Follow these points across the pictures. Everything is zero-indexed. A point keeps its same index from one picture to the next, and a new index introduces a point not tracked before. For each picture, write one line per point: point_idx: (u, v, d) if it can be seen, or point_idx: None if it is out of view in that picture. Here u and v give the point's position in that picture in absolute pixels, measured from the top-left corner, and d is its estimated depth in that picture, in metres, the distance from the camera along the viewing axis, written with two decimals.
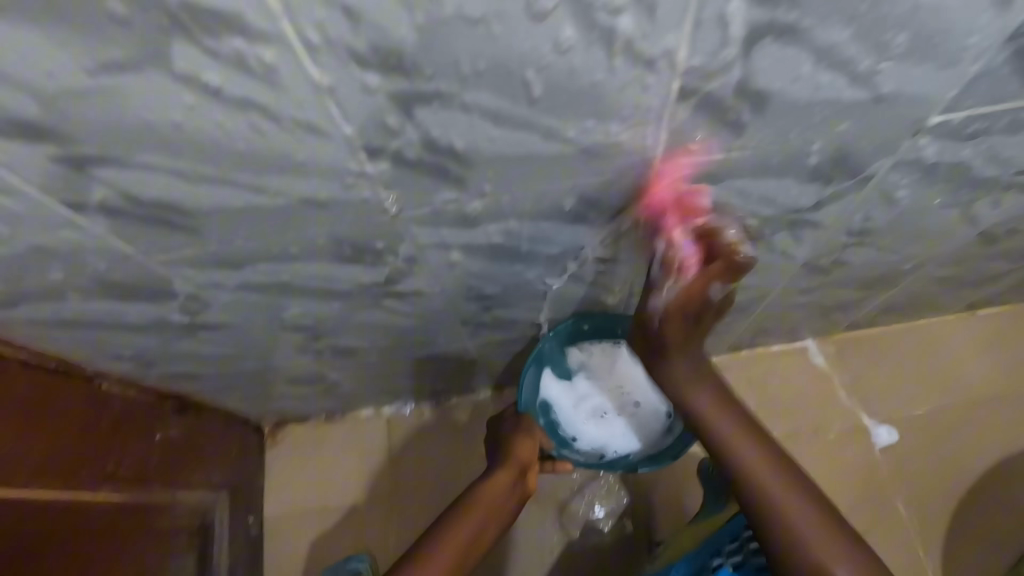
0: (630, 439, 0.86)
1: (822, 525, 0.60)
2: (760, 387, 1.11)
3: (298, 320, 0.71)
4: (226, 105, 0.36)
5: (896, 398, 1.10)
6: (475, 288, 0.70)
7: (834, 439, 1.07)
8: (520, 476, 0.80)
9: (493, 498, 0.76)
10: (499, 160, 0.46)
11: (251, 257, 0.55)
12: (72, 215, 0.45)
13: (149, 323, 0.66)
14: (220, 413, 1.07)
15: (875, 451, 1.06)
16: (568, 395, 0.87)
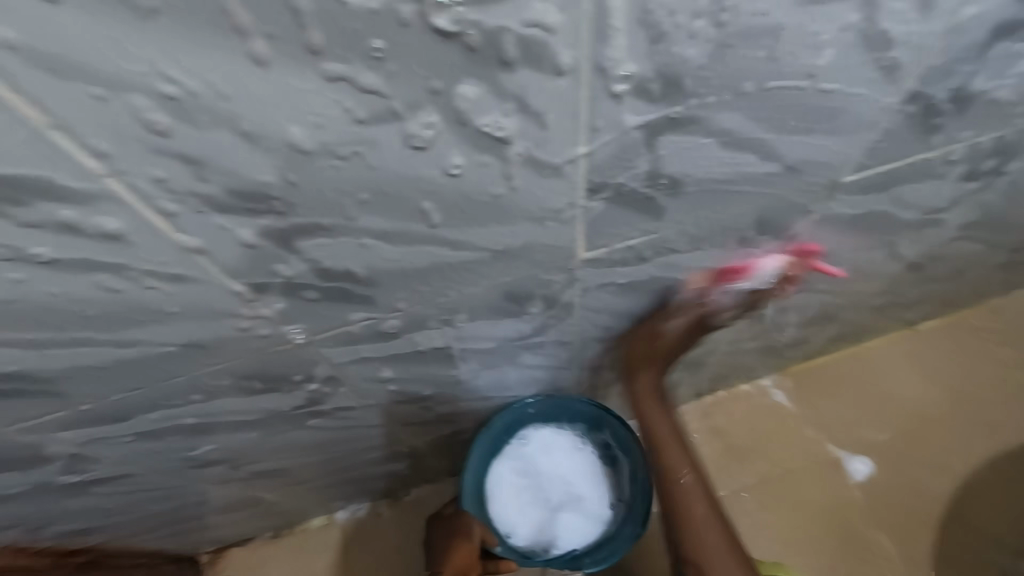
0: (572, 533, 0.79)
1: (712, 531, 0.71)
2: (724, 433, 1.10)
3: (213, 455, 0.62)
4: (60, 273, 0.31)
5: (862, 425, 1.10)
6: (412, 392, 0.64)
7: (806, 483, 1.06)
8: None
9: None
10: (409, 277, 0.42)
11: (137, 408, 0.47)
12: None
13: (27, 490, 0.56)
14: (144, 556, 0.93)
15: (852, 486, 1.05)
16: (504, 487, 0.80)
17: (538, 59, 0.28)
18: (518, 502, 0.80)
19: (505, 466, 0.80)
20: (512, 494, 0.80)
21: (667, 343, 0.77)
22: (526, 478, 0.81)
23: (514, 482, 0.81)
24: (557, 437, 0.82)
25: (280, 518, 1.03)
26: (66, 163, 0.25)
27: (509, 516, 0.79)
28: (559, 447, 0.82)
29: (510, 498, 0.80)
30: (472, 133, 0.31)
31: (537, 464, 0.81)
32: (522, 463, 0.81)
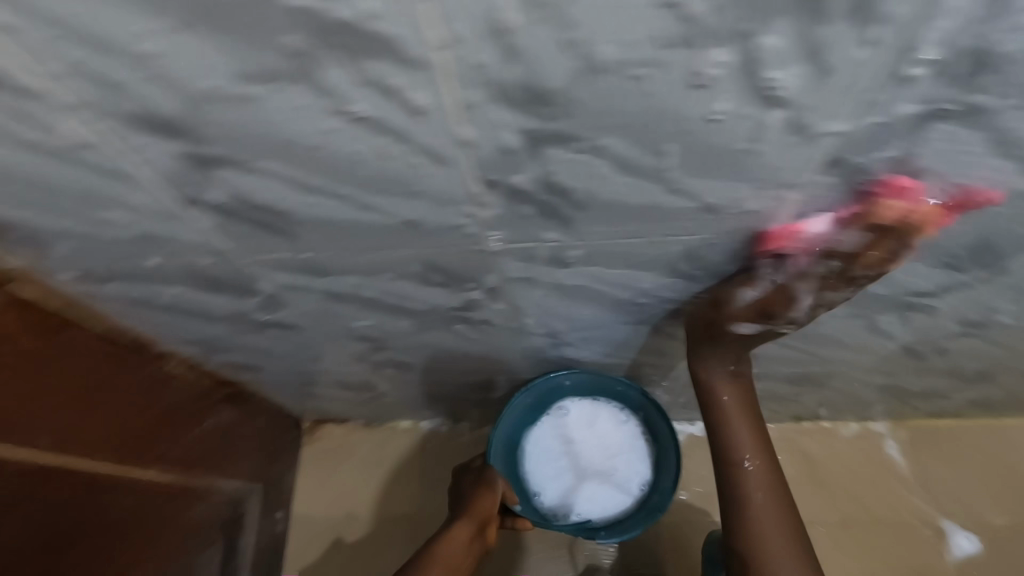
0: (592, 505, 0.89)
1: (784, 532, 0.64)
2: (818, 466, 1.05)
3: (366, 330, 0.71)
4: (357, 127, 0.36)
5: (977, 501, 1.01)
6: (549, 325, 0.67)
7: (897, 541, 1.00)
8: (480, 529, 0.77)
9: (454, 559, 0.74)
10: (614, 210, 0.44)
11: (339, 268, 0.55)
12: (183, 207, 0.45)
13: (225, 315, 0.67)
14: (270, 404, 1.07)
15: (950, 559, 0.98)
16: (538, 450, 0.91)
17: (860, 13, 0.28)
18: (548, 468, 0.91)
19: (542, 432, 0.91)
20: (547, 457, 0.91)
21: (802, 351, 0.74)
22: (562, 445, 0.91)
23: (553, 447, 0.91)
24: (597, 416, 0.91)
25: (377, 409, 1.13)
26: (417, 32, 0.29)
27: (538, 476, 0.90)
28: (598, 425, 0.91)
29: (542, 460, 0.91)
30: (752, 81, 0.32)
31: (576, 436, 0.91)
32: (557, 431, 0.91)
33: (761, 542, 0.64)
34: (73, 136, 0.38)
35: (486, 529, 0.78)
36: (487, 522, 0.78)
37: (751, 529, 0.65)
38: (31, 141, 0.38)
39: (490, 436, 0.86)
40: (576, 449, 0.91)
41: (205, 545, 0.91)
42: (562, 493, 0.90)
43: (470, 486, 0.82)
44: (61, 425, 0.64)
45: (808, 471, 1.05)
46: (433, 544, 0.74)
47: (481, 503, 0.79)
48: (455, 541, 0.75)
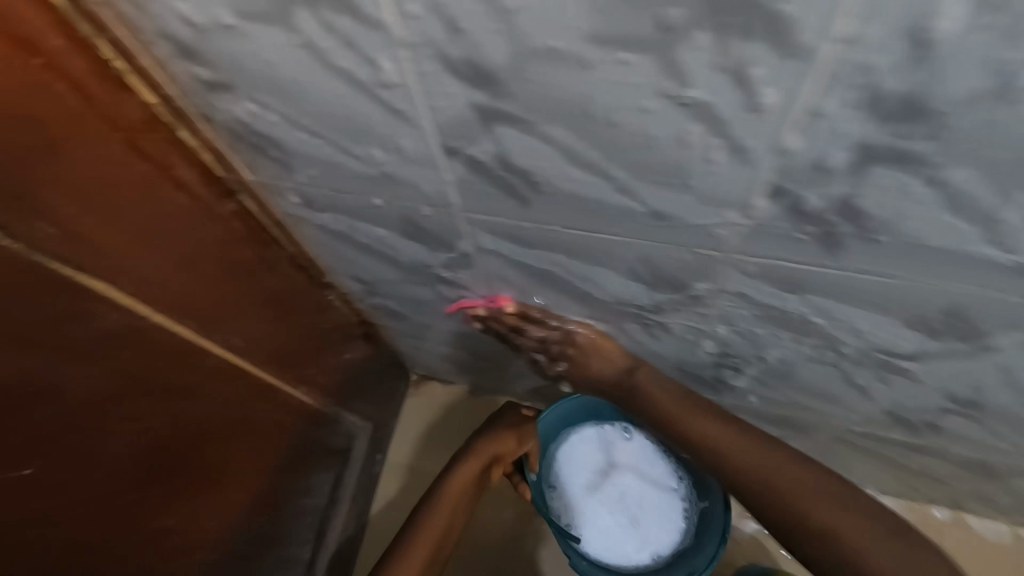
0: (593, 529, 0.98)
1: (770, 457, 0.66)
2: None
3: (532, 307, 0.71)
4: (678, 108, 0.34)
5: None
6: (727, 343, 0.64)
7: None
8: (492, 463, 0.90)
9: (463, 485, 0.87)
10: (899, 247, 0.40)
11: (551, 243, 0.55)
12: (443, 157, 0.47)
13: (410, 262, 0.70)
14: (393, 352, 1.12)
15: None
16: (583, 458, 1.01)
17: None
18: (582, 478, 1.00)
19: (594, 447, 1.01)
20: (585, 467, 1.00)
21: (1000, 438, 0.66)
22: (605, 467, 1.00)
23: (595, 461, 1.00)
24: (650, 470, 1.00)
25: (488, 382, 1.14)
26: (824, 19, 0.27)
27: (570, 474, 1.00)
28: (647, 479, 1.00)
29: (580, 467, 1.00)
30: None
31: (621, 470, 1.00)
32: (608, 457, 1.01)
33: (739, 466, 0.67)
34: (387, 73, 0.39)
35: (497, 463, 0.91)
36: (501, 459, 0.91)
37: (750, 471, 0.66)
38: (348, 73, 0.40)
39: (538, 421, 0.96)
40: (615, 483, 1.00)
41: (323, 470, 0.97)
42: (576, 505, 0.98)
43: (494, 425, 0.92)
44: (248, 332, 0.69)
45: None
46: (448, 475, 0.88)
47: (495, 445, 0.90)
48: (466, 478, 0.88)
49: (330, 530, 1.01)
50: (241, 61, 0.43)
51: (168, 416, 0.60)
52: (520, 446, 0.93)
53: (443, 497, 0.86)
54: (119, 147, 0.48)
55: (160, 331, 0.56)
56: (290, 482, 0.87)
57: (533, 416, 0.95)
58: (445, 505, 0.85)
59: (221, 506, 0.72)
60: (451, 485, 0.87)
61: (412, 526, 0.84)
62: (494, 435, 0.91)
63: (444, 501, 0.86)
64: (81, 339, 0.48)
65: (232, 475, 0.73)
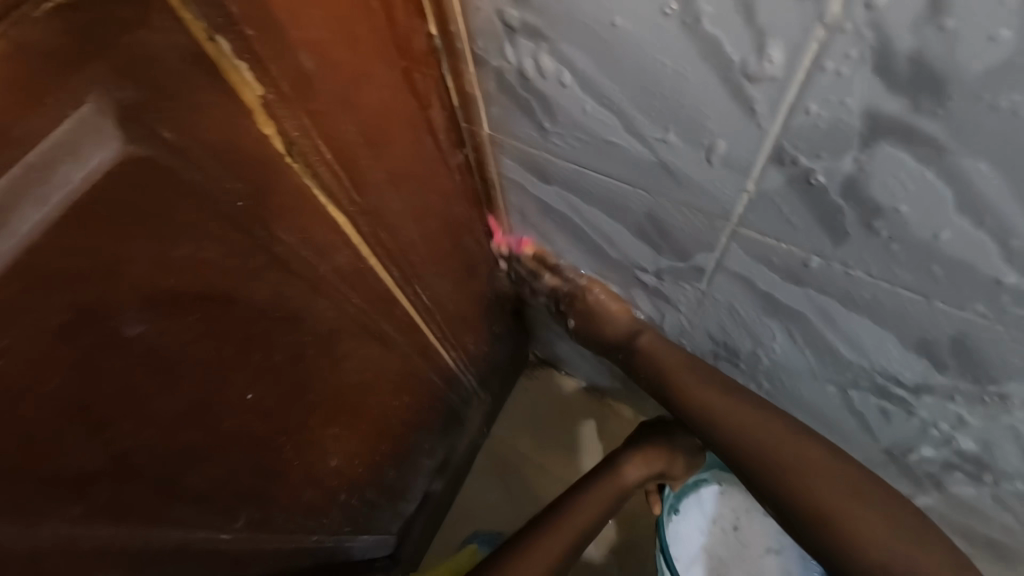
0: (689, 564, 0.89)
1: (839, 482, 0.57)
2: None
3: (740, 337, 0.63)
4: None
5: None
6: (989, 440, 0.54)
7: None
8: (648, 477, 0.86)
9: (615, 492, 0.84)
10: None
11: (836, 288, 0.46)
12: (768, 163, 0.39)
13: (619, 258, 0.64)
14: (526, 334, 1.07)
15: None
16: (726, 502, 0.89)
17: None
18: (707, 516, 0.90)
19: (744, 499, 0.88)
20: (697, 525, 0.90)
21: None
22: (731, 526, 0.89)
23: (729, 521, 0.89)
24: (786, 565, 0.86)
25: (618, 388, 1.07)
26: None
27: (704, 505, 0.89)
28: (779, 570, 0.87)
29: (716, 508, 0.89)
30: None
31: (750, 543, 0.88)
32: (748, 520, 0.88)
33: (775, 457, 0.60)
34: (772, 61, 0.32)
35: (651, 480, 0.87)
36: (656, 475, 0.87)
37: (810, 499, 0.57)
38: (712, 47, 0.33)
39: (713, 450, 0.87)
40: (738, 546, 0.88)
41: (444, 436, 0.94)
42: (687, 535, 0.90)
43: (664, 444, 0.86)
44: (434, 290, 0.66)
45: None
46: (606, 475, 0.85)
47: (657, 461, 0.86)
48: (623, 482, 0.85)
49: (435, 490, 1.01)
50: (578, 12, 0.36)
51: (359, 361, 0.58)
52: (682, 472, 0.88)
53: (596, 490, 0.84)
54: (399, 78, 0.43)
55: (374, 277, 0.54)
56: (421, 442, 0.86)
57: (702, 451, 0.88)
58: (609, 491, 0.83)
59: (371, 456, 0.72)
60: (606, 482, 0.84)
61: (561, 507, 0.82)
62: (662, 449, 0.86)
63: (597, 493, 0.84)
64: (321, 274, 0.46)
65: (386, 430, 0.72)
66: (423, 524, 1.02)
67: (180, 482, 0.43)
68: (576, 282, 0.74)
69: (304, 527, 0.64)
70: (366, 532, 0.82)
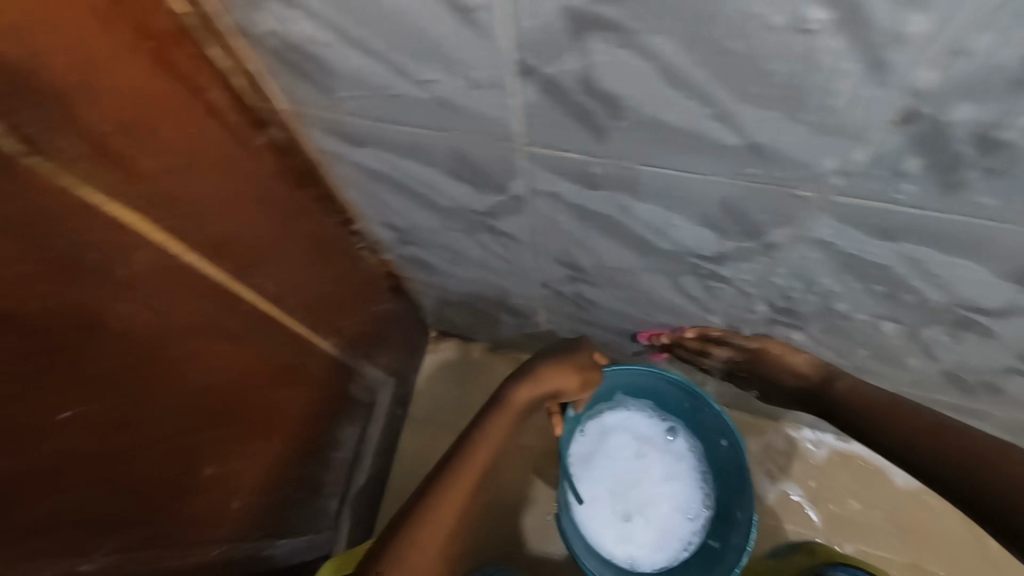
0: (589, 487, 1.01)
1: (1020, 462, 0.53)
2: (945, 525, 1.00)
3: (580, 255, 0.68)
4: (815, 15, 0.30)
5: None
6: (787, 294, 0.62)
7: None
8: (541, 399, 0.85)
9: (504, 424, 0.83)
10: (1019, 186, 0.36)
11: (618, 183, 0.51)
12: (516, 76, 0.42)
13: (453, 207, 0.66)
14: (416, 306, 1.08)
15: None
16: (630, 426, 1.04)
17: None
18: (610, 440, 1.03)
19: (646, 424, 1.04)
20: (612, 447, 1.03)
21: None
22: (632, 450, 1.03)
23: (629, 446, 1.03)
24: (679, 478, 1.03)
25: (515, 337, 1.11)
26: None
27: (609, 432, 1.03)
28: (674, 486, 1.03)
29: (619, 433, 1.03)
30: None
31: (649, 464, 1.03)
32: (648, 445, 1.03)
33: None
34: None
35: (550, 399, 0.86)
36: (558, 396, 0.85)
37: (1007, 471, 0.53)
38: None
39: (632, 372, 0.94)
40: (636, 468, 1.03)
41: (351, 422, 0.95)
42: (589, 458, 1.02)
43: (553, 365, 0.85)
44: (281, 277, 0.65)
45: (930, 527, 1.00)
46: (494, 409, 0.84)
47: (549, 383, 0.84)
48: (515, 406, 0.84)
49: (359, 482, 1.01)
50: None
51: (210, 360, 0.57)
52: (582, 390, 0.87)
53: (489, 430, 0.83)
54: (149, 60, 0.42)
55: (196, 271, 0.53)
56: (320, 430, 0.86)
57: (600, 365, 0.88)
58: (502, 423, 0.83)
59: (261, 453, 0.71)
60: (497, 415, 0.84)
61: (448, 464, 0.81)
62: (561, 369, 0.85)
63: (497, 421, 0.83)
64: (123, 275, 0.45)
65: (272, 424, 0.72)
66: (357, 515, 1.02)
67: (12, 517, 0.40)
68: (433, 237, 0.76)
69: (201, 540, 0.62)
70: (286, 536, 0.81)
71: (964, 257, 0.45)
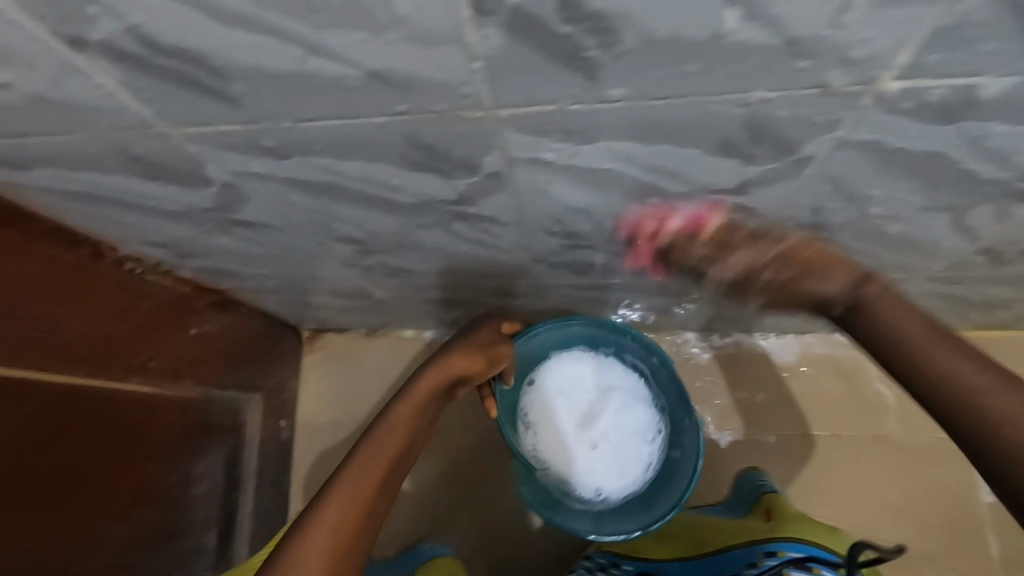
0: (552, 438, 0.86)
1: None
2: (824, 388, 1.03)
3: (349, 231, 0.61)
4: None
5: None
6: (561, 223, 0.57)
7: (892, 464, 0.99)
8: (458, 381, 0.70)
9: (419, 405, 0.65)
10: (646, 54, 0.32)
11: (299, 149, 0.44)
12: (74, 54, 0.34)
13: (183, 210, 0.57)
14: (264, 314, 1.00)
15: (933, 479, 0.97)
16: (575, 365, 0.88)
17: None
18: (558, 384, 0.88)
19: (590, 358, 0.89)
20: (557, 390, 0.88)
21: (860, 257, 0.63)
22: (585, 388, 0.88)
23: (582, 383, 0.88)
24: (638, 402, 0.88)
25: (380, 318, 1.05)
26: None
27: (557, 376, 0.88)
28: (637, 413, 0.87)
29: (565, 374, 0.88)
30: None
31: (606, 397, 0.87)
32: (601, 377, 0.88)
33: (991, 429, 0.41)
34: None
35: (461, 386, 0.72)
36: (466, 381, 0.72)
37: None
38: None
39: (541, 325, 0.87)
40: (593, 405, 0.87)
41: (207, 453, 0.87)
42: (541, 407, 0.87)
43: (469, 338, 0.73)
44: (5, 334, 0.57)
45: (813, 395, 1.03)
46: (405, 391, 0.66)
47: (465, 357, 0.71)
48: (427, 387, 0.67)
49: (239, 511, 0.94)
50: None
51: None
52: (491, 369, 0.75)
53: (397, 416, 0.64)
54: None
55: None
56: (165, 476, 0.78)
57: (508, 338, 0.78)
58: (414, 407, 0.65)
59: (68, 526, 0.63)
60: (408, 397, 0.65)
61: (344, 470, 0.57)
62: (466, 350, 0.72)
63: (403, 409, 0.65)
64: None
65: (71, 490, 0.63)
66: (250, 544, 0.96)
67: None
68: (201, 245, 0.68)
69: None
70: None
71: (666, 141, 0.41)
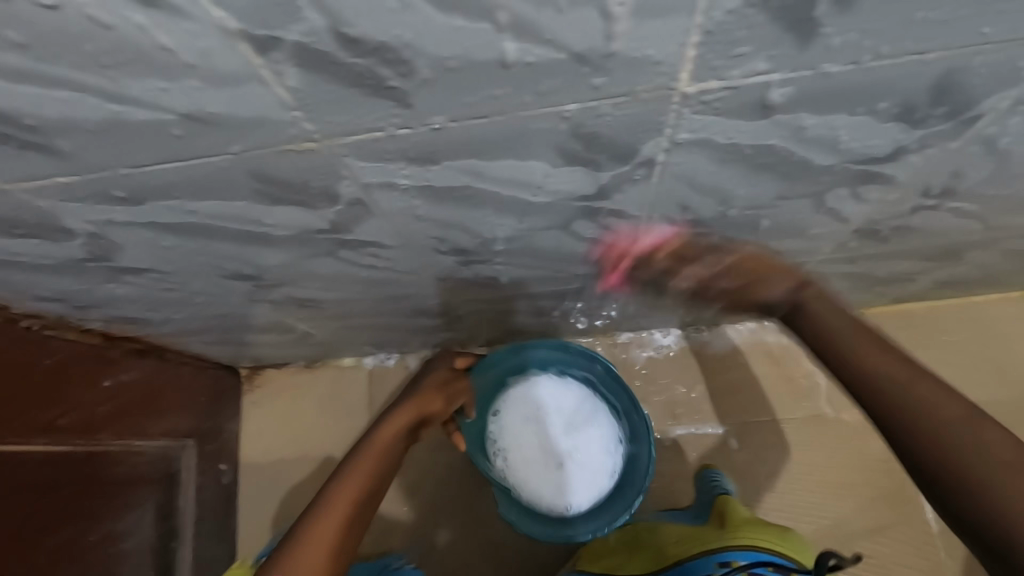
0: (520, 463, 0.84)
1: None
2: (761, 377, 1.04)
3: (238, 268, 0.60)
4: None
5: None
6: (446, 240, 0.57)
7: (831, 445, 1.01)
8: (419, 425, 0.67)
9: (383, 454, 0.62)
10: (446, 79, 0.33)
11: (150, 194, 0.44)
12: None
13: (59, 263, 0.56)
14: (191, 357, 0.98)
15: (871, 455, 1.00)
16: (533, 388, 0.87)
17: None
18: (518, 410, 0.86)
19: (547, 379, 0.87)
20: (522, 414, 0.86)
21: None
22: (548, 411, 0.85)
23: (542, 406, 0.85)
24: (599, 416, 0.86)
25: (314, 348, 1.04)
26: None
27: (517, 403, 0.86)
28: (599, 427, 0.85)
29: (523, 397, 0.86)
30: None
31: (567, 415, 0.85)
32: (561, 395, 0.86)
33: (934, 439, 0.40)
34: None
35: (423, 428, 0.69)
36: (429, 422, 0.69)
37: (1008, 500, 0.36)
38: None
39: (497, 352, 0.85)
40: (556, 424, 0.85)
41: (139, 505, 0.84)
42: (506, 434, 0.85)
43: (431, 381, 0.70)
44: None
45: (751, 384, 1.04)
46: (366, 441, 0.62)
47: (426, 403, 0.68)
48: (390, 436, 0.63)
49: (181, 563, 0.91)
50: None
51: None
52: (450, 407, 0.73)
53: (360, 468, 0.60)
54: None
55: None
56: (89, 536, 0.75)
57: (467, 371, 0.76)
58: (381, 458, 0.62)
59: None
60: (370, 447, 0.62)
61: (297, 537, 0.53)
62: (427, 393, 0.69)
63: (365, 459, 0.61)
64: None
65: None
66: None
67: None
68: (95, 295, 0.66)
69: None
70: None
71: (506, 156, 0.42)
